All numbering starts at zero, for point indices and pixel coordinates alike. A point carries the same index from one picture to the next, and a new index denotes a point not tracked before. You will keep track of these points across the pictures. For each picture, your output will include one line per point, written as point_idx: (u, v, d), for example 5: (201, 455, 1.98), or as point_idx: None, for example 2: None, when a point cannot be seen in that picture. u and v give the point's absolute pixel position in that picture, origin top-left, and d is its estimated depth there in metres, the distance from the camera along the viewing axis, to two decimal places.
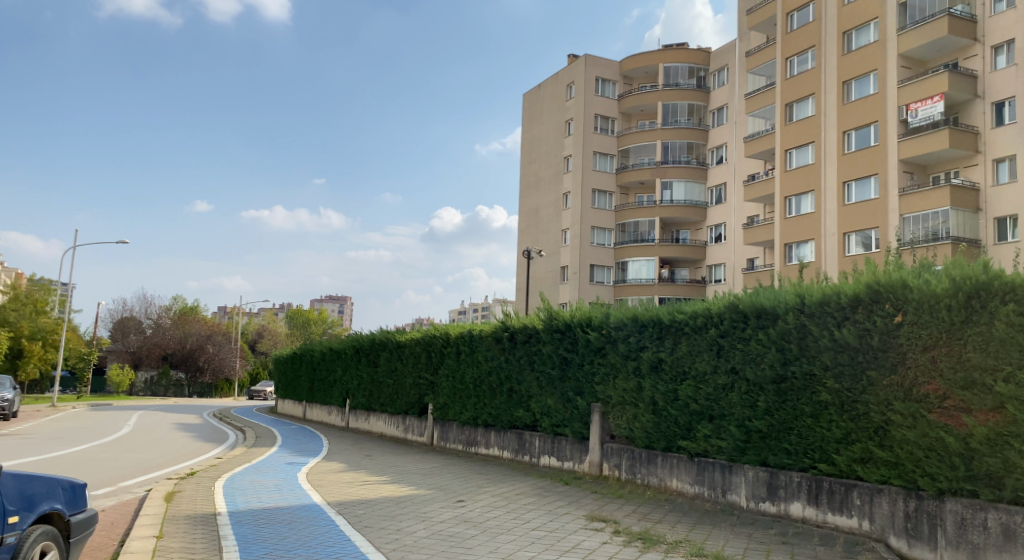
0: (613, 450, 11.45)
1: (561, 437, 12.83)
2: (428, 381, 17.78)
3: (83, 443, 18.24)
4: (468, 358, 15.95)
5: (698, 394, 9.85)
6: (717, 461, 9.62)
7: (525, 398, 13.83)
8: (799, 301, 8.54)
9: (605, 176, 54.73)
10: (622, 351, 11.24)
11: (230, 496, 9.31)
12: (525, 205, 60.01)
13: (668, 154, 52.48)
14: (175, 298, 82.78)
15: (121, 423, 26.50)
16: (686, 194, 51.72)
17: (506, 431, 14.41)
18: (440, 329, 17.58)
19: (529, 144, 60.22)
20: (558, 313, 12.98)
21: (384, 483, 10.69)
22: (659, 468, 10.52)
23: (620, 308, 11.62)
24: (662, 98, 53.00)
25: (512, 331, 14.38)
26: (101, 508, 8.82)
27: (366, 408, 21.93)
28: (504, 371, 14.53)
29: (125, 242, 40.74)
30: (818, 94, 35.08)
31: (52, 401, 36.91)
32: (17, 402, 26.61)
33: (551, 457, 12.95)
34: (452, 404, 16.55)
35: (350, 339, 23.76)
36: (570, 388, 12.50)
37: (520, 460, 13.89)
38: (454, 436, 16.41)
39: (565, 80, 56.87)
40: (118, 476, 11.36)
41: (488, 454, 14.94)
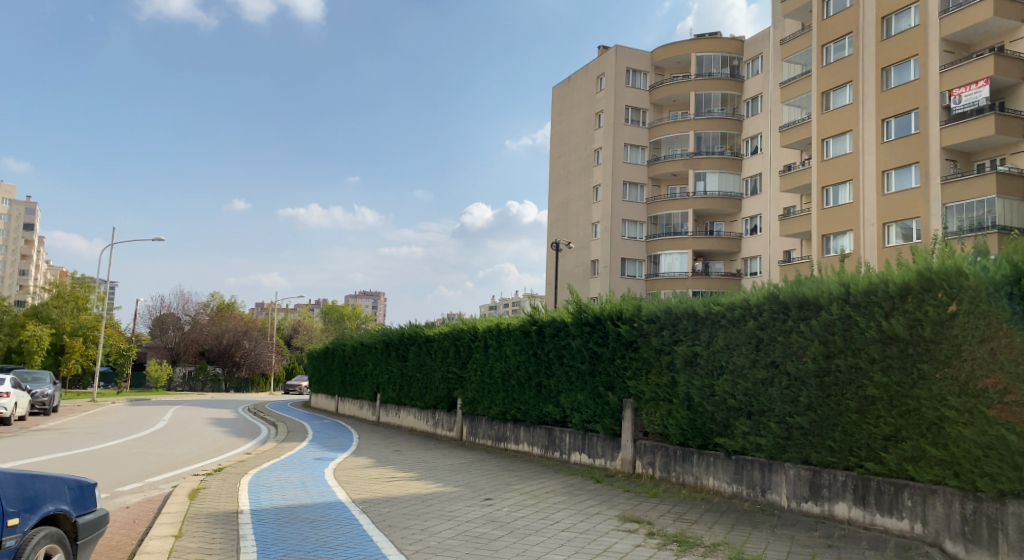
0: (647, 447, 11.07)
1: (592, 434, 12.47)
2: (457, 375, 17.55)
3: (118, 438, 18.42)
4: (496, 352, 15.68)
5: (736, 389, 9.42)
6: (756, 459, 9.19)
7: (555, 393, 13.50)
8: (844, 291, 8.05)
9: (637, 168, 53.97)
10: (655, 345, 10.84)
11: (254, 493, 9.20)
12: (555, 198, 59.55)
13: (701, 145, 51.53)
14: (213, 295, 84.06)
15: (157, 418, 26.80)
16: (720, 186, 50.78)
17: (535, 427, 14.11)
18: (468, 323, 17.34)
19: (560, 137, 59.66)
20: (587, 306, 12.62)
21: (410, 480, 10.48)
22: (695, 466, 10.11)
23: (652, 300, 11.21)
24: (695, 88, 52.06)
25: (541, 325, 14.06)
26: (126, 506, 8.78)
27: (396, 402, 21.82)
28: (533, 365, 14.22)
29: (162, 238, 40.73)
30: (855, 81, 33.99)
31: (93, 396, 37.67)
32: (57, 397, 27.15)
33: (582, 453, 12.61)
34: (480, 399, 16.30)
35: (380, 333, 23.67)
36: (601, 383, 12.14)
37: (550, 456, 13.58)
38: (484, 431, 16.16)
39: (595, 72, 56.19)
40: (146, 472, 11.36)
41: (517, 450, 14.65)
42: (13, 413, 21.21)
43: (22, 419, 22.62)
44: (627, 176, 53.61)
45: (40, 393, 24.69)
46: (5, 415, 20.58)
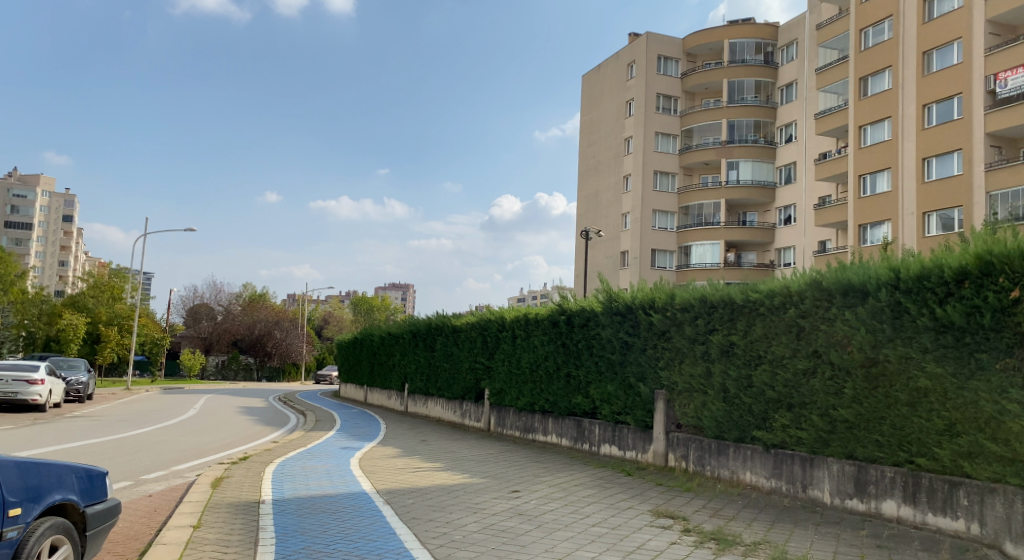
0: (680, 440, 10.68)
1: (622, 426, 12.10)
2: (484, 365, 17.29)
3: (148, 426, 18.55)
4: (524, 342, 15.37)
5: (775, 381, 8.99)
6: (797, 453, 8.75)
7: (584, 384, 13.17)
8: (893, 276, 7.57)
9: (668, 157, 53.11)
10: (689, 334, 10.44)
11: (278, 482, 9.05)
12: (585, 188, 58.94)
13: (734, 134, 50.53)
14: (245, 286, 85.12)
15: (188, 406, 27.05)
16: (753, 175, 49.75)
17: (564, 418, 13.78)
18: (496, 312, 17.06)
19: (589, 127, 58.97)
20: (618, 294, 12.23)
21: (436, 470, 10.25)
22: (731, 460, 9.71)
23: (686, 288, 10.79)
24: (728, 76, 51.03)
25: (570, 314, 13.71)
26: (148, 494, 8.68)
27: (423, 393, 21.66)
28: (562, 356, 13.88)
29: (195, 229, 41.81)
30: (895, 66, 32.86)
31: (127, 384, 38.27)
32: (92, 384, 27.57)
33: (611, 446, 12.26)
34: (508, 389, 16.02)
35: (408, 323, 23.52)
36: (632, 373, 11.77)
37: (579, 448, 13.25)
38: (511, 422, 15.88)
39: (625, 60, 55.37)
40: (172, 459, 11.31)
41: (546, 442, 14.34)
42: (48, 400, 21.52)
43: (57, 406, 22.96)
44: (657, 165, 52.79)
45: (75, 380, 25.07)
46: (41, 401, 20.86)
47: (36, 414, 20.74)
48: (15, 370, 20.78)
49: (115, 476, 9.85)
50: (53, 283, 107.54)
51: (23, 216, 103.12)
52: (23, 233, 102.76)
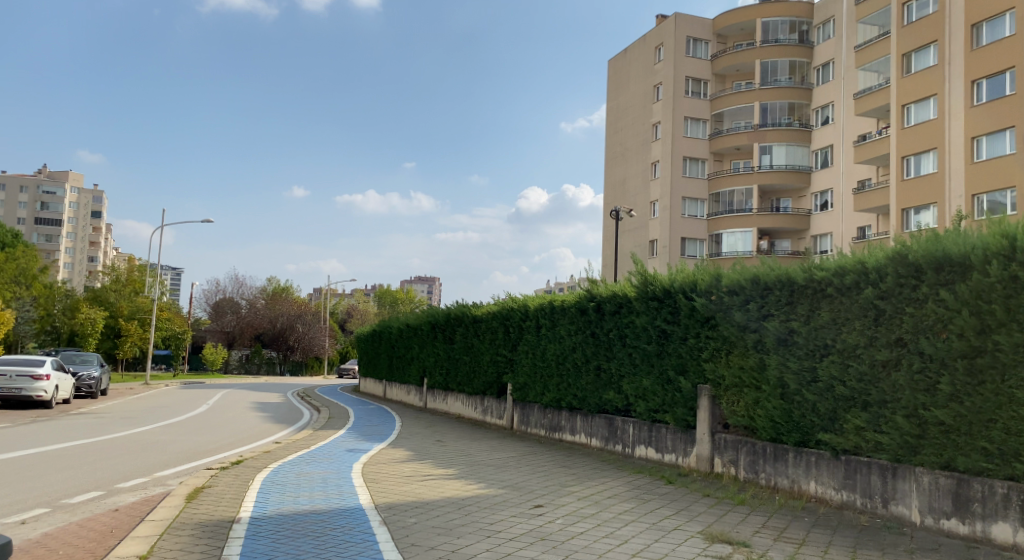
0: (728, 443, 9.31)
1: (660, 425, 10.75)
2: (507, 357, 16.01)
3: (154, 423, 17.60)
4: (548, 332, 14.07)
5: (847, 374, 7.53)
6: (873, 461, 7.32)
7: (616, 379, 11.80)
8: (1005, 247, 6.08)
9: (697, 142, 51.19)
10: (739, 321, 9.03)
11: (261, 494, 7.81)
12: (611, 175, 57.23)
13: (767, 117, 48.52)
14: (268, 280, 84.91)
15: (201, 402, 26.14)
16: (787, 159, 47.76)
17: (594, 416, 12.44)
18: (519, 300, 15.75)
19: (615, 113, 57.17)
20: (654, 277, 10.83)
21: (448, 479, 8.94)
22: (791, 467, 8.30)
23: (734, 269, 9.37)
24: (760, 56, 48.99)
25: (599, 301, 12.34)
26: (114, 508, 7.47)
27: (443, 387, 20.46)
28: (591, 347, 12.52)
29: (212, 220, 40.94)
30: (941, 41, 30.73)
31: (146, 379, 37.89)
32: (107, 379, 26.92)
33: (647, 448, 10.93)
34: (533, 384, 14.71)
35: (426, 313, 22.35)
36: (670, 366, 10.38)
37: (610, 450, 11.91)
38: (536, 420, 14.58)
39: (653, 43, 53.48)
40: (158, 464, 10.17)
41: (574, 442, 13.02)
42: (55, 396, 20.73)
43: (66, 402, 22.21)
44: (687, 151, 50.93)
45: (87, 376, 24.38)
46: (46, 397, 20.06)
47: (42, 411, 19.92)
48: (20, 365, 19.97)
49: (86, 484, 8.69)
50: (81, 276, 108.50)
51: (52, 211, 104.06)
52: (54, 229, 103.98)
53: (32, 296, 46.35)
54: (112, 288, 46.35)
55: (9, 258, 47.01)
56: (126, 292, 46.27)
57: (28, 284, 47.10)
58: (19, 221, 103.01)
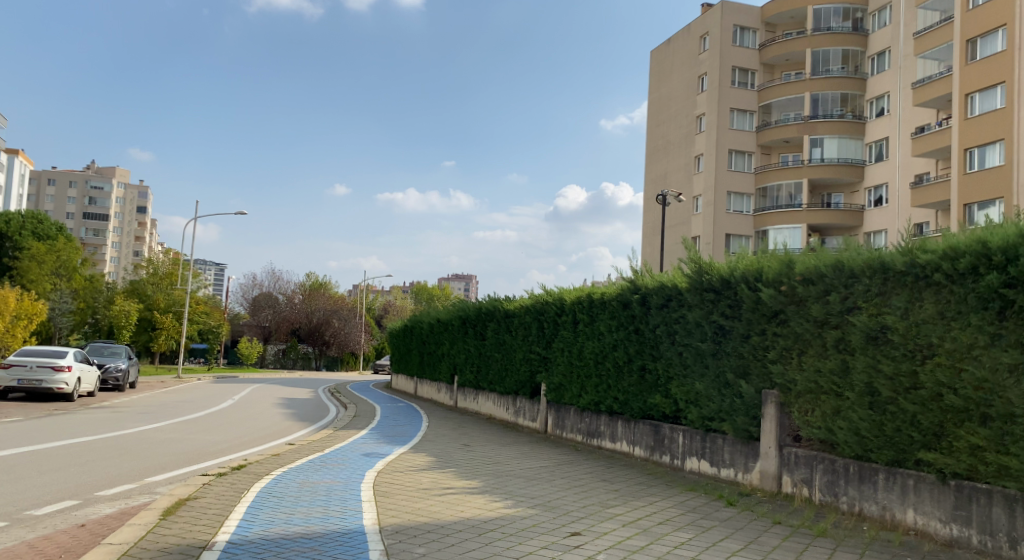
0: (801, 460, 7.91)
1: (715, 435, 9.40)
2: (541, 355, 14.73)
3: (170, 419, 16.76)
4: (587, 329, 12.78)
5: (959, 381, 6.07)
6: (995, 490, 5.88)
7: (664, 381, 10.44)
8: None
9: (744, 135, 49.13)
10: (816, 315, 7.62)
11: (248, 512, 6.62)
12: (653, 170, 55.45)
13: (818, 109, 46.25)
14: (307, 275, 84.99)
15: (228, 397, 25.44)
16: (838, 152, 45.46)
17: (638, 422, 11.12)
18: (555, 293, 14.47)
19: (658, 106, 55.33)
20: (709, 266, 9.43)
21: (469, 495, 7.67)
22: (881, 492, 6.87)
23: (809, 255, 7.97)
24: (811, 45, 46.72)
25: (644, 294, 10.99)
26: (81, 522, 6.37)
27: (474, 386, 19.31)
28: (634, 345, 11.20)
29: (246, 212, 39.79)
30: (1010, 24, 28.38)
31: (178, 373, 37.57)
32: (135, 372, 26.45)
33: (700, 460, 9.59)
34: (569, 385, 13.43)
35: (457, 308, 21.24)
36: (729, 367, 9.00)
37: (655, 461, 10.60)
38: (572, 424, 13.30)
39: (698, 32, 51.53)
40: (152, 467, 9.16)
41: (614, 451, 11.71)
42: (78, 388, 20.16)
43: (90, 394, 21.71)
44: (732, 144, 48.85)
45: (113, 368, 23.93)
46: (67, 390, 19.48)
47: (62, 404, 19.37)
48: (42, 356, 19.40)
49: (61, 491, 7.66)
50: (126, 269, 110.60)
51: (100, 207, 106.19)
52: (101, 224, 106.10)
53: (71, 287, 47.81)
54: (150, 281, 45.85)
55: (52, 249, 48.97)
56: (163, 285, 45.59)
57: (69, 275, 49.25)
58: (69, 217, 105.64)
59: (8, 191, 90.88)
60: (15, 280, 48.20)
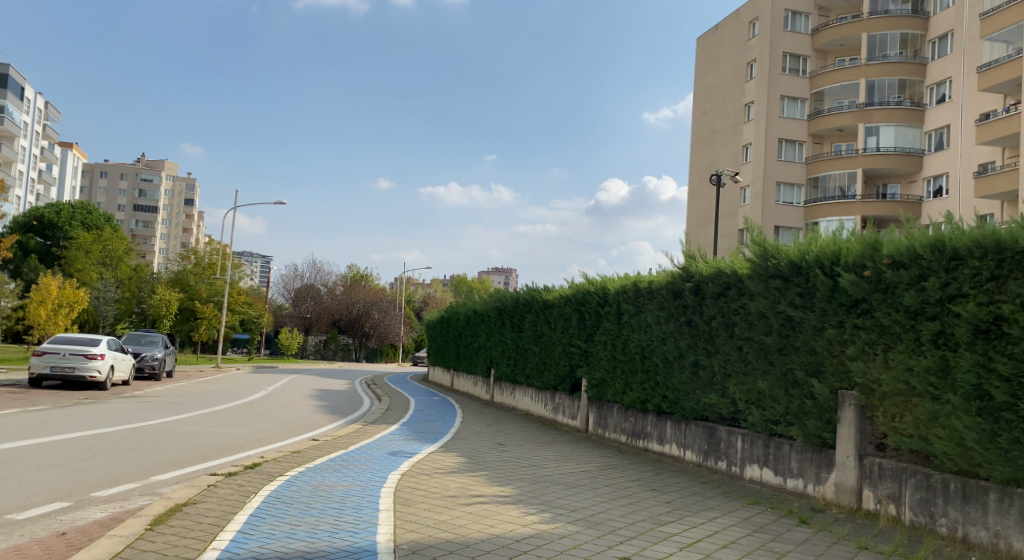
0: (886, 473, 6.78)
1: (781, 440, 8.33)
2: (582, 349, 13.75)
3: (198, 410, 16.27)
4: (632, 321, 11.75)
5: None
6: None
7: (720, 379, 9.38)
8: None
9: (795, 123, 47.08)
10: (909, 304, 6.48)
11: (248, 523, 5.77)
12: (698, 159, 53.72)
13: (875, 95, 43.72)
14: (348, 267, 85.27)
15: (262, 387, 25.05)
16: (895, 140, 43.12)
17: (690, 424, 10.09)
18: (598, 282, 13.45)
19: (704, 94, 53.53)
20: (776, 249, 8.29)
21: (499, 506, 6.74)
22: (993, 516, 5.70)
23: (899, 235, 6.81)
24: (868, 29, 44.24)
25: (699, 282, 9.90)
26: (61, 531, 5.61)
27: (511, 380, 18.43)
28: (686, 338, 10.16)
29: (285, 202, 39.72)
30: None
31: (217, 363, 37.63)
32: (172, 361, 26.31)
33: (762, 469, 8.55)
34: (612, 381, 12.43)
35: (494, 299, 20.33)
36: (799, 365, 7.91)
37: (709, 468, 9.58)
38: (615, 423, 12.31)
39: (747, 17, 49.54)
40: (161, 465, 8.49)
41: (662, 455, 10.70)
42: (110, 377, 19.94)
43: (124, 383, 21.55)
44: (783, 133, 46.87)
45: (150, 357, 23.81)
46: (100, 378, 19.26)
47: (95, 392, 19.15)
48: (74, 344, 19.20)
49: (53, 491, 7.01)
50: (174, 261, 113.05)
51: (150, 199, 108.73)
52: (150, 216, 108.62)
53: (116, 276, 48.56)
54: (192, 271, 46.34)
55: (99, 239, 50.55)
56: (205, 276, 46.00)
57: (115, 264, 50.18)
58: (120, 208, 108.36)
59: (61, 183, 93.57)
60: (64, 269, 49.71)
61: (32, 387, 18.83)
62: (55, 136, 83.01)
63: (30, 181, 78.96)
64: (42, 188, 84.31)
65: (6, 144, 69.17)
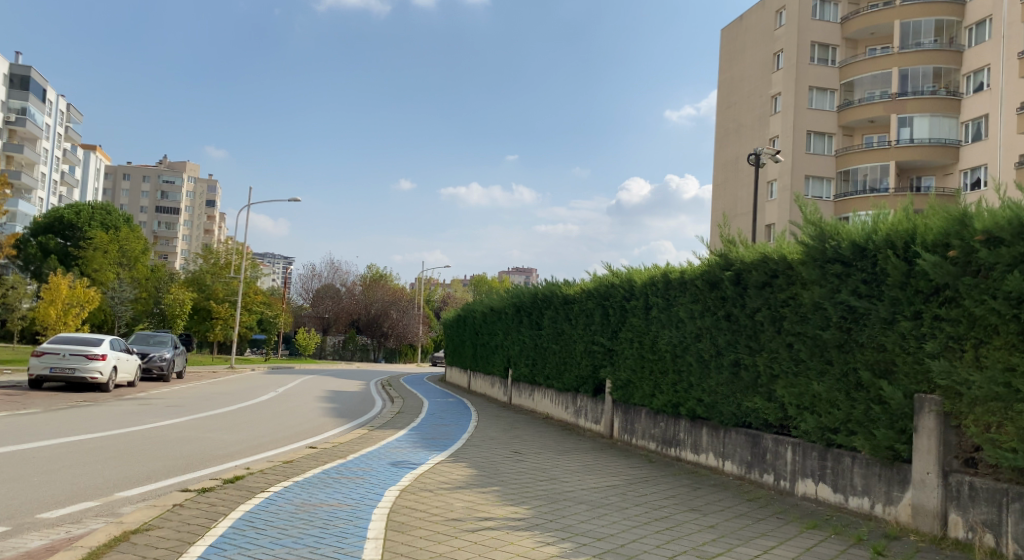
0: (982, 496, 5.56)
1: (840, 452, 7.14)
2: (606, 347, 12.63)
3: (197, 412, 15.42)
4: (662, 316, 10.61)
5: None
6: None
7: (766, 381, 8.21)
8: None
9: (824, 114, 45.41)
10: (1013, 289, 5.27)
11: (206, 557, 4.74)
12: (723, 153, 52.19)
13: (907, 85, 41.86)
14: (367, 267, 84.56)
15: (273, 388, 24.26)
16: (930, 131, 41.19)
17: (730, 431, 8.94)
18: (623, 273, 12.30)
19: (729, 86, 51.97)
20: (836, 229, 7.10)
21: (511, 534, 5.63)
22: None
23: (997, 206, 5.60)
24: (901, 16, 42.33)
25: (740, 271, 8.74)
26: None
27: (529, 381, 17.34)
28: (724, 335, 9.01)
29: (299, 200, 38.89)
30: None
31: (231, 363, 36.86)
32: (181, 362, 25.58)
33: (817, 484, 7.38)
34: (639, 382, 11.30)
35: (511, 295, 19.23)
36: (864, 364, 6.72)
37: (752, 481, 8.45)
38: (643, 429, 11.17)
39: (773, 6, 47.91)
40: (132, 479, 7.55)
41: (697, 466, 9.56)
42: (113, 378, 19.22)
43: (130, 385, 20.84)
44: (811, 125, 45.21)
45: (157, 357, 23.13)
46: (102, 379, 18.50)
47: (96, 394, 18.43)
48: (75, 344, 18.48)
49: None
50: (195, 261, 113.20)
51: (171, 201, 108.97)
52: (172, 217, 108.96)
53: (132, 275, 48.30)
54: (208, 271, 46.04)
55: (116, 239, 50.35)
56: (220, 275, 45.64)
57: (131, 264, 49.92)
58: (142, 210, 108.66)
59: (84, 185, 94.12)
60: (82, 270, 49.67)
61: (32, 389, 18.14)
62: (77, 138, 83.45)
63: (52, 183, 79.37)
64: (65, 191, 84.75)
65: (28, 146, 69.48)
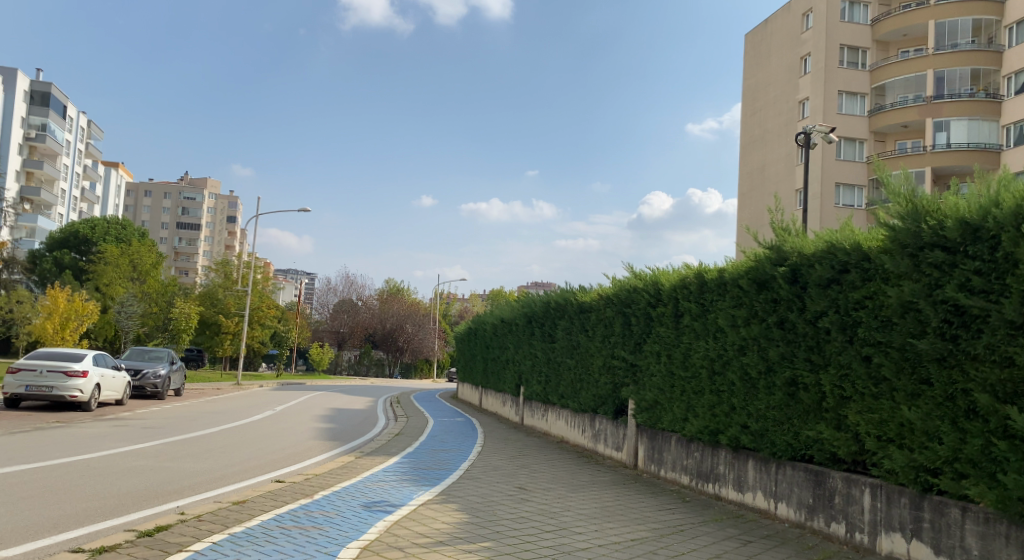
0: None
1: (944, 501, 5.33)
2: (629, 363, 10.90)
3: (173, 436, 13.92)
4: (695, 323, 8.91)
5: None
6: None
7: (834, 404, 6.45)
8: None
9: (856, 119, 43.28)
10: None
11: None
12: (750, 160, 50.22)
13: (942, 88, 39.68)
14: (385, 280, 83.44)
15: (271, 407, 22.76)
16: (968, 136, 38.89)
17: (785, 465, 7.17)
18: (647, 276, 10.60)
19: (754, 92, 50.07)
20: (935, 207, 5.39)
21: None
22: None
23: None
24: (935, 16, 40.18)
25: (798, 265, 7.02)
26: None
27: (543, 400, 15.63)
28: (777, 346, 7.26)
29: (307, 209, 37.53)
30: None
31: (237, 379, 35.53)
32: (178, 378, 24.19)
33: (910, 542, 5.58)
34: (667, 403, 9.58)
35: (523, 304, 17.54)
36: (982, 384, 4.94)
37: (815, 530, 6.69)
38: (674, 459, 9.41)
39: (800, 9, 45.97)
40: (26, 530, 5.95)
41: (742, 507, 7.77)
42: (96, 396, 17.84)
43: (118, 403, 19.47)
44: (843, 130, 43.10)
45: (151, 374, 21.78)
46: (82, 398, 17.14)
47: (75, 415, 17.05)
48: (54, 360, 17.11)
49: None
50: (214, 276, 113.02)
51: (192, 217, 109.00)
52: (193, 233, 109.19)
53: (143, 290, 47.48)
54: (221, 284, 45.19)
55: (125, 252, 49.26)
56: (231, 288, 44.77)
57: (142, 278, 49.27)
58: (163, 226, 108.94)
59: (105, 201, 94.49)
60: (94, 284, 48.90)
61: (7, 408, 16.82)
62: (97, 154, 83.63)
63: (72, 199, 79.51)
64: (86, 207, 84.94)
65: (48, 162, 69.53)
